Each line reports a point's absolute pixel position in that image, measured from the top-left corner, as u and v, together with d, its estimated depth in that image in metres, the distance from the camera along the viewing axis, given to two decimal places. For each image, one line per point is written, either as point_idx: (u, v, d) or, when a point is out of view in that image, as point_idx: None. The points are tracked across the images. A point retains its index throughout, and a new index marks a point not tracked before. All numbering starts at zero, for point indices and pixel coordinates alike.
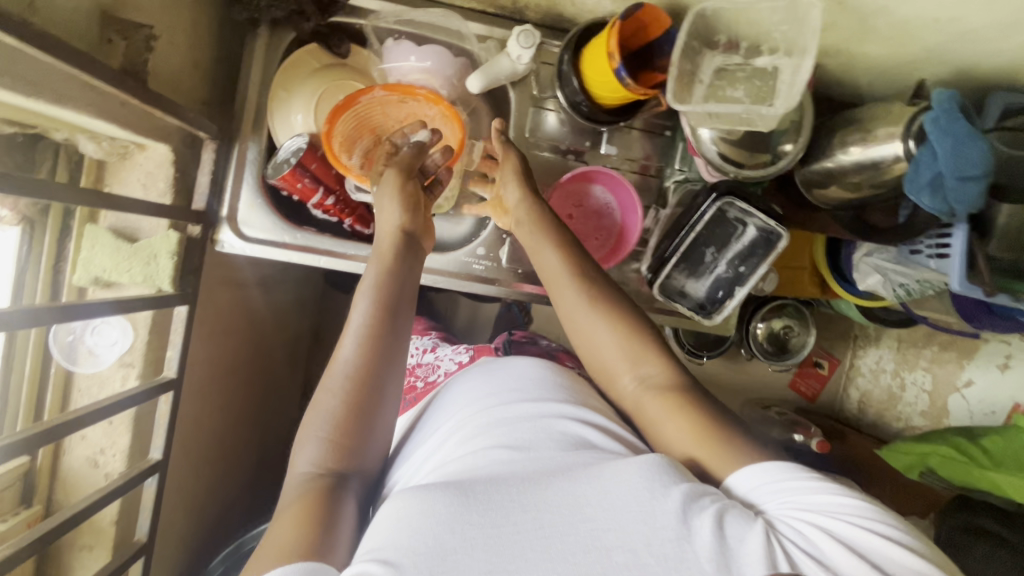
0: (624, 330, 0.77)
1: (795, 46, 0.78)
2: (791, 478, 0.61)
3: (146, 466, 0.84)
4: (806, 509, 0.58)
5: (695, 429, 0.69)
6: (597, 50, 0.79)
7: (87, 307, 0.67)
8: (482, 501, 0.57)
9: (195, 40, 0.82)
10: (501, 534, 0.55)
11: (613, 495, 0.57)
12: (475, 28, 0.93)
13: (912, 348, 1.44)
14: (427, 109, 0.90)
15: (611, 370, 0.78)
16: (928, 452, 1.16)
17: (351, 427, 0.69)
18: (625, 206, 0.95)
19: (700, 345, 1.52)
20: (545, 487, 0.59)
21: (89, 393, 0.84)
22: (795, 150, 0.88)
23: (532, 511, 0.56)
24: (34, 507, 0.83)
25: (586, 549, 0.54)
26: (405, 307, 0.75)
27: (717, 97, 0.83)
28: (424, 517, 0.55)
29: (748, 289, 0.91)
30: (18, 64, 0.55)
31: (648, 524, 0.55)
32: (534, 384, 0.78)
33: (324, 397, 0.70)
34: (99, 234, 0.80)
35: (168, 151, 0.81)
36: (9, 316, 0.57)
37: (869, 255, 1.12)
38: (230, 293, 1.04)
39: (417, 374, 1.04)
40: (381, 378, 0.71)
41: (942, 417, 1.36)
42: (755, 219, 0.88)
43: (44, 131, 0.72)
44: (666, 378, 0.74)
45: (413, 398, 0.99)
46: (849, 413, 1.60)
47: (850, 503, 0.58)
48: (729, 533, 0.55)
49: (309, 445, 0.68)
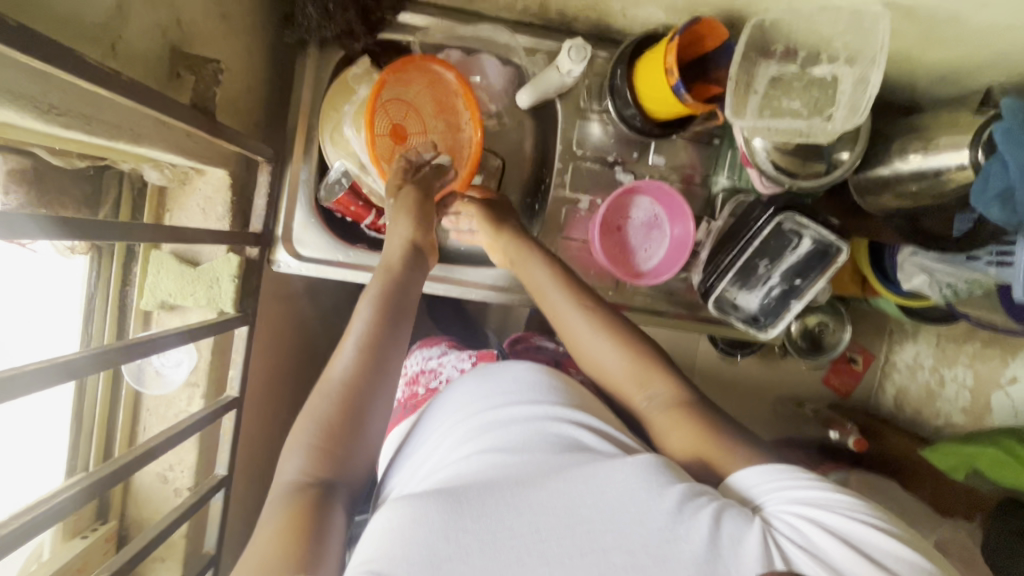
0: (626, 345, 0.76)
1: (857, 55, 0.77)
2: (786, 477, 0.60)
3: (213, 482, 0.86)
4: (801, 503, 0.56)
5: (697, 438, 0.68)
6: (653, 64, 0.78)
7: (161, 341, 0.67)
8: (474, 503, 0.54)
9: (249, 64, 0.82)
10: (496, 538, 0.52)
11: (607, 493, 0.55)
12: (523, 41, 0.92)
13: (952, 344, 1.36)
14: (462, 126, 0.90)
15: (621, 390, 0.76)
16: (977, 453, 1.11)
17: (343, 434, 0.64)
18: (675, 216, 0.93)
19: (735, 343, 1.49)
20: (540, 487, 0.56)
21: (157, 412, 0.88)
22: (851, 158, 0.86)
23: (525, 514, 0.54)
24: (110, 522, 0.87)
25: (583, 552, 0.52)
26: (407, 315, 0.74)
27: (773, 109, 0.81)
28: (416, 526, 0.52)
29: (804, 302, 0.91)
30: (103, 109, 0.56)
31: (645, 524, 0.53)
32: (528, 384, 0.69)
33: (319, 402, 0.66)
34: (163, 260, 0.83)
35: (226, 175, 0.82)
36: (77, 360, 0.55)
37: (914, 255, 1.08)
38: (282, 306, 1.06)
39: (418, 381, 0.95)
40: (375, 386, 0.68)
41: (983, 416, 1.26)
42: (812, 232, 0.86)
43: (113, 163, 0.74)
44: (670, 392, 0.73)
45: (413, 404, 0.91)
46: (884, 410, 1.56)
47: (844, 499, 0.56)
48: (727, 531, 0.53)
49: (296, 454, 0.63)
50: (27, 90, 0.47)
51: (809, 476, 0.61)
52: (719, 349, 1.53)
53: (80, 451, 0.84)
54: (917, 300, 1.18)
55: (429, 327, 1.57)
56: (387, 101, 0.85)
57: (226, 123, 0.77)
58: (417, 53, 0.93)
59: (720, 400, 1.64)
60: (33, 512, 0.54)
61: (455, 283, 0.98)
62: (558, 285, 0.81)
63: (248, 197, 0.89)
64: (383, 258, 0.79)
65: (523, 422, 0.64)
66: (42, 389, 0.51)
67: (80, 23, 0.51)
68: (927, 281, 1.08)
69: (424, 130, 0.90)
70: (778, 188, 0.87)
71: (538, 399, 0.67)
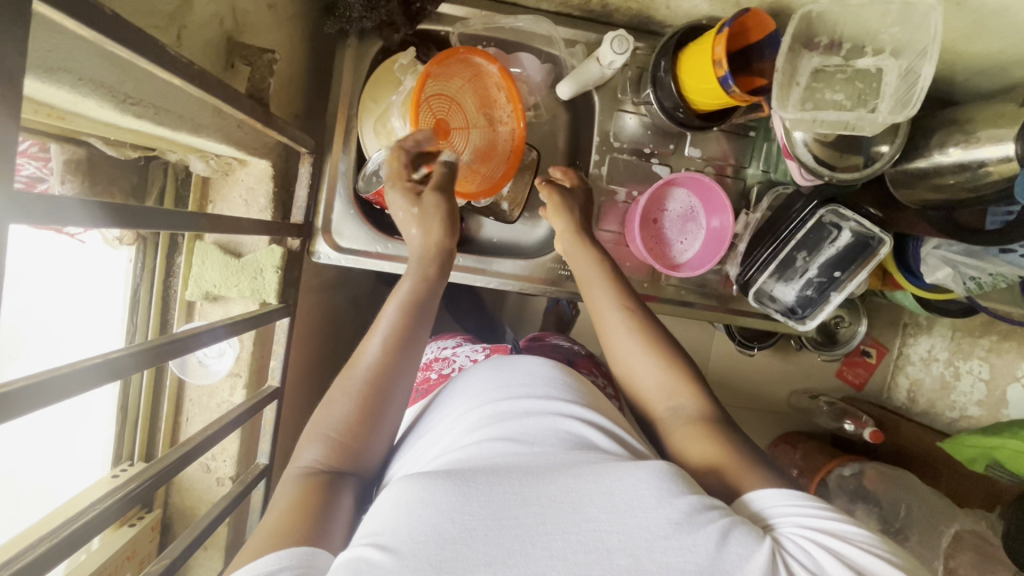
0: (659, 354, 0.75)
1: (904, 49, 0.77)
2: (801, 505, 0.54)
3: (256, 470, 0.87)
4: (816, 531, 0.51)
5: (719, 451, 0.64)
6: (700, 54, 0.78)
7: (209, 334, 0.63)
8: (485, 485, 0.47)
9: (290, 54, 0.82)
10: (500, 526, 0.44)
11: (619, 493, 0.47)
12: (563, 32, 0.92)
13: (968, 337, 1.35)
14: (502, 120, 0.91)
15: (647, 397, 0.75)
16: (996, 446, 1.09)
17: (361, 425, 0.63)
18: (713, 209, 0.93)
19: (752, 336, 1.48)
20: (549, 478, 0.48)
21: (200, 402, 0.89)
22: (892, 151, 0.84)
23: (532, 502, 0.46)
24: (155, 511, 0.88)
25: (587, 550, 0.44)
26: (430, 323, 0.72)
27: (816, 101, 0.82)
28: (417, 501, 0.46)
29: (843, 294, 0.91)
30: (170, 99, 0.56)
31: (651, 531, 0.45)
32: (543, 377, 0.63)
33: (339, 397, 0.64)
34: (208, 251, 0.84)
35: (269, 167, 0.82)
36: (121, 358, 0.49)
37: (938, 248, 1.06)
38: (318, 297, 1.07)
39: (432, 366, 0.94)
40: (394, 379, 0.66)
41: (1000, 408, 1.26)
42: (853, 224, 0.87)
43: (161, 153, 0.74)
44: (689, 395, 0.72)
45: (425, 389, 0.90)
46: (897, 404, 1.55)
47: (860, 533, 0.51)
48: (735, 548, 0.46)
49: (314, 443, 0.62)
50: (107, 79, 0.47)
51: (822, 503, 0.56)
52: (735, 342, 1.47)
53: (127, 440, 0.85)
54: (941, 294, 1.14)
55: (448, 319, 1.57)
56: (431, 97, 0.83)
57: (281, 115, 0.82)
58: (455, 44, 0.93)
59: (738, 391, 1.65)
60: (123, 490, 0.55)
61: (492, 275, 0.99)
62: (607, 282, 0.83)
63: (289, 188, 0.90)
64: (413, 256, 0.77)
65: (537, 412, 0.58)
66: (82, 392, 0.44)
67: (155, 12, 0.51)
68: (951, 274, 1.06)
69: (466, 124, 0.89)
70: (818, 180, 0.85)
71: (551, 391, 0.61)
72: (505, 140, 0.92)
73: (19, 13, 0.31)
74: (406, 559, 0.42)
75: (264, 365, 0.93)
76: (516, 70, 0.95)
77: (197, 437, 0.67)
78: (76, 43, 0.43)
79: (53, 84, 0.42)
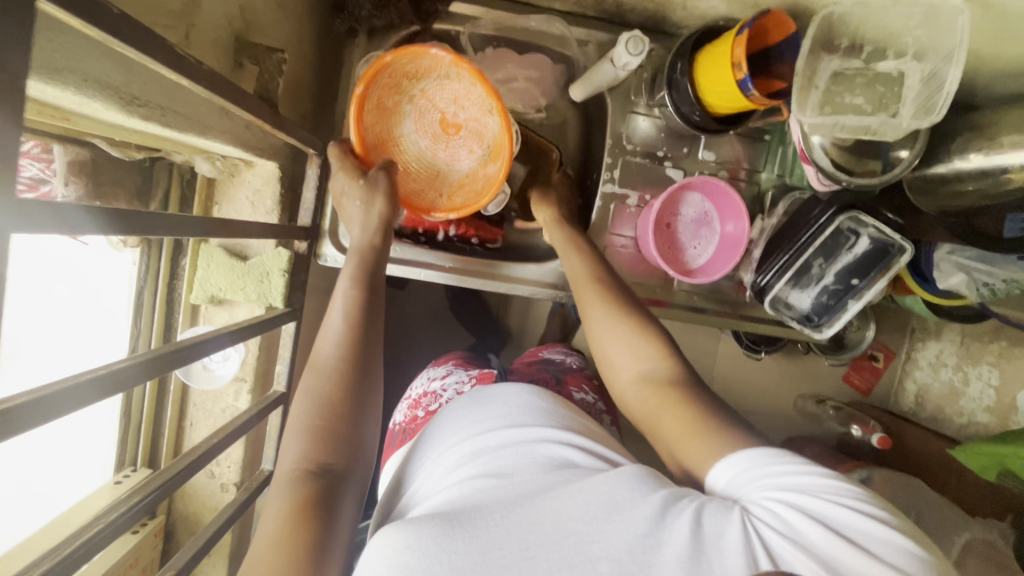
0: (632, 323, 0.69)
1: (929, 51, 0.75)
2: (770, 465, 0.50)
3: (262, 476, 0.85)
4: (787, 491, 0.47)
5: (688, 424, 0.58)
6: (717, 57, 0.76)
7: (214, 342, 0.61)
8: (466, 522, 0.45)
9: (299, 53, 0.81)
10: (487, 560, 0.43)
11: (594, 501, 0.46)
12: (576, 33, 0.91)
13: (978, 343, 1.33)
14: (489, 112, 0.77)
15: (614, 364, 0.69)
16: (1007, 454, 1.06)
17: (343, 414, 0.61)
18: (727, 214, 0.91)
19: (759, 340, 1.44)
20: (530, 501, 0.47)
21: (204, 407, 0.87)
22: (913, 156, 0.81)
23: (515, 530, 0.45)
24: (159, 517, 0.87)
25: (571, 565, 0.43)
26: (382, 291, 0.71)
27: (835, 105, 0.79)
28: (403, 551, 0.44)
29: (861, 302, 0.89)
30: (175, 99, 0.54)
31: (628, 531, 0.45)
32: (522, 396, 0.60)
33: (312, 385, 0.62)
34: (214, 253, 0.82)
35: (276, 168, 0.81)
36: (124, 371, 0.46)
37: (951, 253, 1.03)
38: (323, 300, 1.05)
39: (420, 404, 0.82)
40: (364, 366, 0.64)
41: (1009, 415, 1.23)
42: (872, 230, 0.85)
43: (166, 154, 0.72)
44: (663, 367, 0.65)
45: (412, 430, 0.78)
46: (905, 409, 1.53)
47: (835, 487, 0.47)
48: (710, 528, 0.45)
49: (296, 438, 0.59)
50: (112, 80, 0.45)
51: (793, 457, 0.51)
52: (741, 346, 1.45)
53: (130, 446, 0.84)
54: (955, 300, 1.12)
55: (452, 323, 1.55)
56: (422, 92, 0.78)
57: (289, 113, 0.80)
58: (466, 45, 0.92)
59: (745, 397, 1.63)
60: (126, 503, 0.53)
61: (503, 279, 0.97)
62: (577, 261, 0.79)
63: (296, 190, 0.88)
64: (356, 240, 0.74)
65: (515, 436, 0.55)
66: (83, 406, 0.42)
67: (163, 11, 0.49)
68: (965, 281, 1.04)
69: (473, 122, 0.79)
70: (836, 186, 0.84)
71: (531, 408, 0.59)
72: (495, 133, 0.78)
73: (24, 12, 0.30)
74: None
75: (269, 369, 0.92)
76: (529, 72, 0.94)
77: (203, 446, 0.65)
78: (80, 41, 0.41)
79: (57, 85, 0.41)
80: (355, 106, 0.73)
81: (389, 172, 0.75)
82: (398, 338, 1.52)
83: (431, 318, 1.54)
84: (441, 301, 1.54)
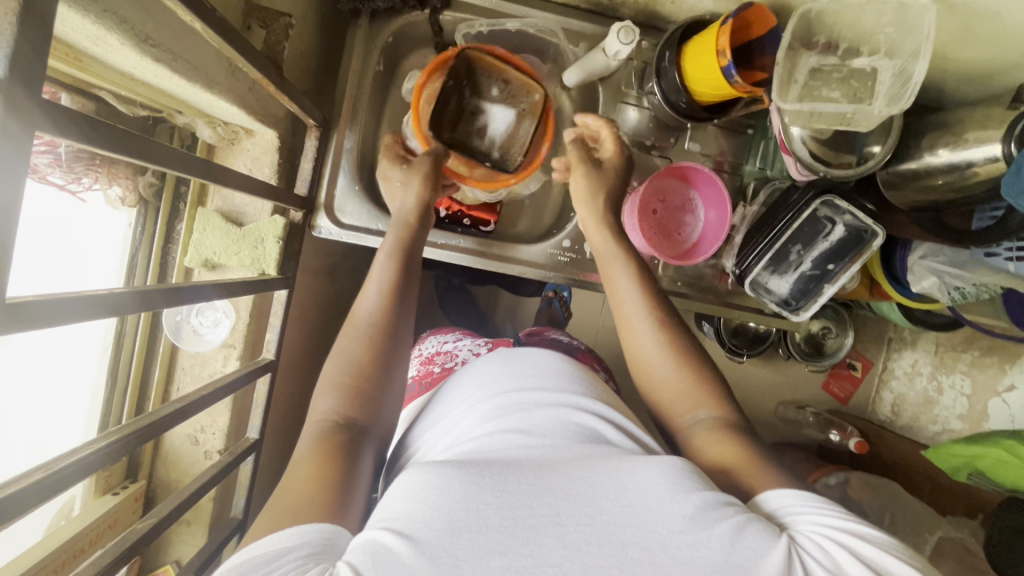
0: (685, 361, 0.70)
1: (898, 49, 0.80)
2: (823, 508, 0.51)
3: (246, 444, 0.85)
4: (834, 526, 0.49)
5: (740, 458, 0.60)
6: (703, 46, 0.80)
7: (205, 289, 0.62)
8: (496, 475, 0.45)
9: (304, 26, 0.83)
10: (515, 516, 0.43)
11: (633, 488, 0.46)
12: (570, 25, 0.95)
13: (951, 351, 1.37)
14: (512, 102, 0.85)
15: (666, 403, 0.70)
16: (978, 455, 1.08)
17: (375, 374, 0.63)
18: (710, 200, 0.95)
19: (742, 343, 1.46)
20: (562, 471, 0.47)
21: (191, 372, 0.88)
22: (884, 150, 0.86)
23: (546, 493, 0.44)
24: (139, 481, 0.87)
25: (601, 542, 0.42)
26: (417, 280, 0.73)
27: (813, 97, 0.84)
28: (431, 491, 0.44)
29: (835, 287, 0.93)
30: (183, 47, 0.56)
31: (663, 523, 0.44)
32: (553, 369, 0.62)
33: (347, 344, 0.65)
34: (210, 217, 0.83)
35: (276, 137, 0.83)
36: (121, 296, 0.47)
37: (924, 257, 1.05)
38: (314, 280, 1.06)
39: (434, 360, 0.86)
40: (400, 329, 0.68)
41: (982, 420, 1.27)
42: (847, 217, 0.89)
43: (169, 115, 0.74)
44: (719, 415, 0.66)
45: (428, 383, 0.82)
46: (881, 418, 1.56)
47: (880, 537, 0.48)
48: (751, 543, 0.44)
49: (327, 394, 0.62)
50: (128, 17, 0.48)
51: (838, 506, 0.52)
52: (724, 349, 1.45)
53: (115, 406, 0.84)
54: (924, 303, 1.14)
55: (439, 319, 1.56)
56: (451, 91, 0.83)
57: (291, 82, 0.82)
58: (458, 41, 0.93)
59: None
60: (120, 432, 0.54)
61: (498, 258, 0.99)
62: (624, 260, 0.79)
63: (293, 161, 0.90)
64: (395, 215, 0.78)
65: (550, 406, 0.56)
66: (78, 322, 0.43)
67: None
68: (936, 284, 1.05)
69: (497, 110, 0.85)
70: (814, 176, 0.88)
71: (563, 384, 0.60)
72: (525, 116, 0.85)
73: None
74: (422, 546, 0.40)
75: (258, 340, 0.92)
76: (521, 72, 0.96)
77: (192, 396, 0.65)
78: None
79: (77, 12, 0.43)
80: (415, 128, 0.80)
81: (434, 162, 0.78)
82: None
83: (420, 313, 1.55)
84: (431, 296, 1.56)
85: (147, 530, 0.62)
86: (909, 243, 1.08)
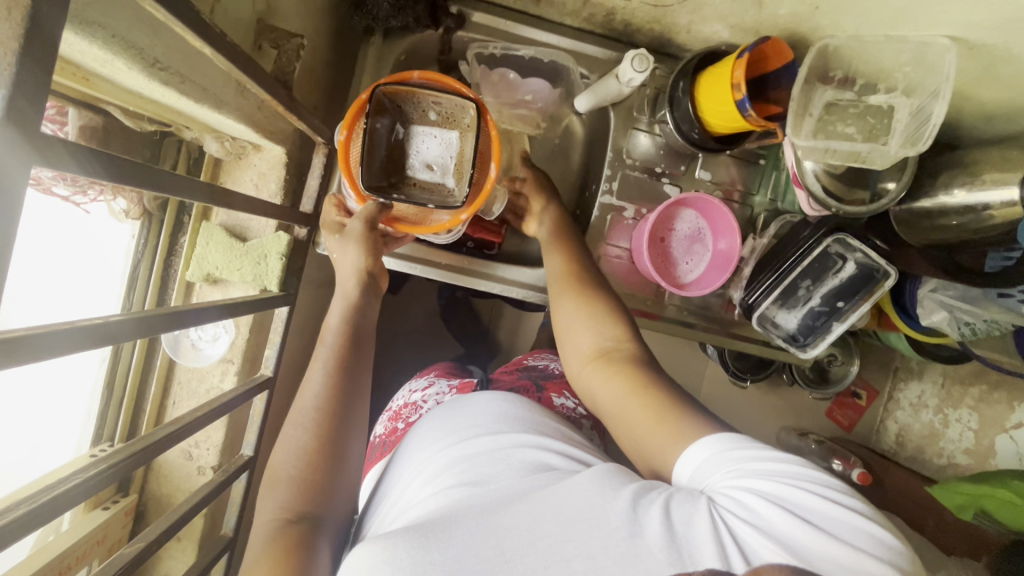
0: (597, 313, 0.75)
1: (916, 87, 0.78)
2: (730, 449, 0.53)
3: (240, 462, 0.84)
4: (741, 474, 0.50)
5: (655, 412, 0.61)
6: (719, 76, 0.79)
7: (205, 311, 0.60)
8: (442, 533, 0.47)
9: (317, 44, 0.83)
10: (463, 569, 0.45)
11: (568, 504, 0.49)
12: (585, 50, 0.94)
13: (958, 385, 1.34)
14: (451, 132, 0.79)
15: (574, 342, 0.74)
16: (983, 493, 1.05)
17: (324, 464, 0.63)
18: (721, 231, 0.94)
19: (746, 368, 1.44)
20: (503, 511, 0.49)
21: (188, 386, 0.87)
22: (899, 187, 0.84)
23: (489, 537, 0.47)
24: (130, 496, 0.86)
25: (547, 565, 0.45)
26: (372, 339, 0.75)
27: (827, 132, 0.83)
28: (384, 563, 0.46)
29: (845, 324, 0.92)
30: (192, 69, 0.56)
31: (601, 528, 0.47)
32: (495, 415, 0.63)
33: (292, 432, 0.65)
34: (213, 232, 0.83)
35: (283, 153, 0.82)
36: (117, 324, 0.46)
37: (935, 290, 1.02)
38: (314, 294, 1.05)
39: (400, 415, 0.83)
40: (350, 401, 0.68)
41: (987, 457, 1.24)
42: (858, 255, 0.88)
43: (177, 129, 0.74)
44: (626, 350, 0.70)
45: (392, 442, 0.79)
46: (886, 448, 1.53)
47: (783, 465, 0.50)
48: (680, 518, 0.47)
49: (279, 490, 0.61)
50: (137, 41, 0.47)
51: (747, 442, 0.54)
52: (728, 373, 1.43)
53: (110, 420, 0.83)
54: (938, 338, 1.12)
55: (441, 332, 1.54)
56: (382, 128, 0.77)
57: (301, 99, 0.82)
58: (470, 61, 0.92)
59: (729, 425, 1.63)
60: (113, 457, 0.53)
61: (496, 280, 0.97)
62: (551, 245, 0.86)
63: (300, 177, 0.89)
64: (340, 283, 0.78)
65: (492, 451, 0.57)
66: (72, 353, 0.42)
67: None
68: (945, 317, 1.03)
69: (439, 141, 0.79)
70: (826, 212, 0.87)
71: (505, 427, 0.61)
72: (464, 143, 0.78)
73: None
74: None
75: (257, 354, 0.91)
76: (527, 95, 0.94)
77: (185, 417, 0.64)
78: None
79: (85, 38, 0.42)
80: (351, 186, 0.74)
81: (368, 225, 0.75)
82: (385, 345, 1.51)
83: (422, 326, 1.54)
84: (434, 310, 1.54)
85: (135, 554, 0.60)
86: (918, 277, 1.06)
